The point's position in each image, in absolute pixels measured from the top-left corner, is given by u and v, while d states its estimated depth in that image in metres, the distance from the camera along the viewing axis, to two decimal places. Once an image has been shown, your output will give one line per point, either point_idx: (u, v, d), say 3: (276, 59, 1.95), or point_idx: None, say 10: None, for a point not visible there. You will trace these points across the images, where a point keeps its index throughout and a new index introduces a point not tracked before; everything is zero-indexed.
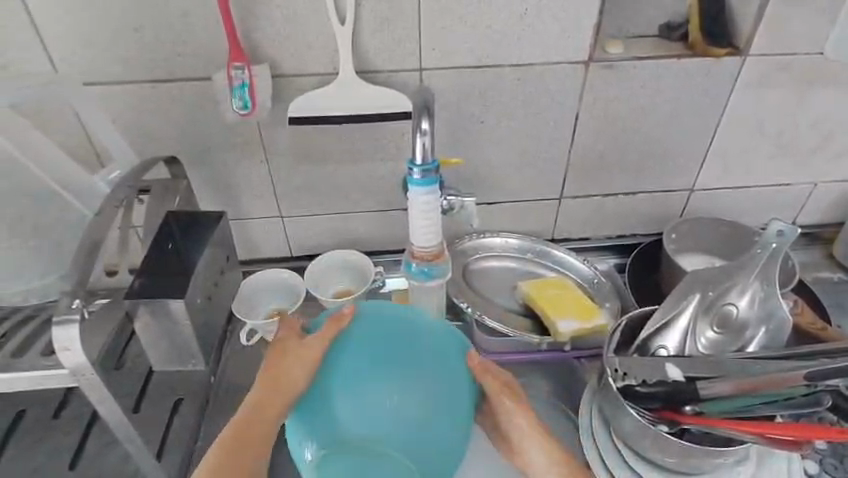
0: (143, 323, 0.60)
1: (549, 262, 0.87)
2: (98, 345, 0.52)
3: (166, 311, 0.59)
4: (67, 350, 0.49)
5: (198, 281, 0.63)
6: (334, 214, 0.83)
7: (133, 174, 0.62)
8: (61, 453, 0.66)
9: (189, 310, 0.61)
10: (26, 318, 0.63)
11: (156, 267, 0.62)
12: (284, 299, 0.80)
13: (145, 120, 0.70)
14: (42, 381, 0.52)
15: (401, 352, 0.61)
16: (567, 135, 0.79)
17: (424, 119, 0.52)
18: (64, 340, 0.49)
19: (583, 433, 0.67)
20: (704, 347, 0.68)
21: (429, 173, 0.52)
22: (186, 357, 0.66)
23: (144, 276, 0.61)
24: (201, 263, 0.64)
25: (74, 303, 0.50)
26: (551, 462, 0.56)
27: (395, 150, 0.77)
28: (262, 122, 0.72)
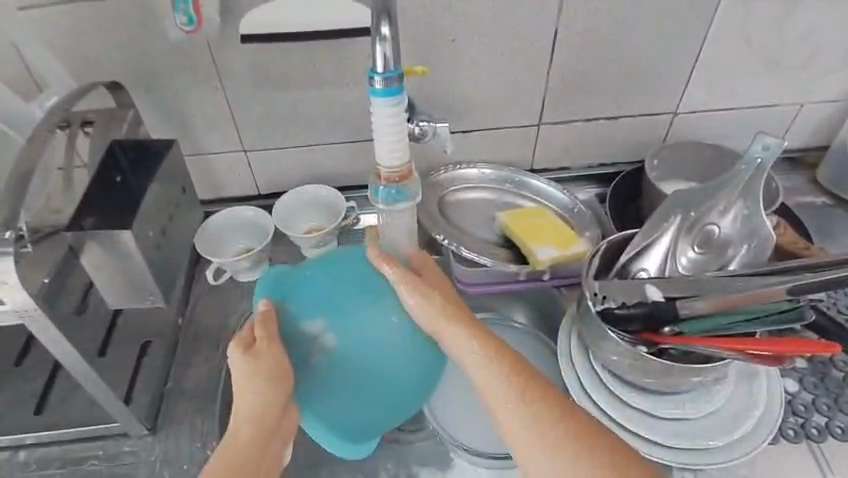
0: (93, 260, 0.56)
1: (528, 192, 0.84)
2: (40, 282, 0.47)
3: (118, 245, 0.55)
4: (3, 284, 0.45)
5: (147, 213, 0.59)
6: (300, 146, 0.78)
7: (69, 98, 0.56)
8: (24, 399, 0.63)
9: (139, 239, 0.57)
10: None
11: (103, 204, 0.57)
12: (252, 238, 0.77)
13: (81, 41, 0.63)
14: None
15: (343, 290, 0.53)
16: (545, 53, 0.75)
17: (385, 25, 0.47)
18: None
19: (570, 375, 0.64)
20: (684, 268, 0.66)
21: (392, 85, 0.46)
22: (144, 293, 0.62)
23: (91, 215, 0.56)
24: (150, 194, 0.60)
25: (7, 234, 0.45)
26: (499, 370, 0.49)
27: (362, 72, 0.71)
28: (213, 42, 0.65)
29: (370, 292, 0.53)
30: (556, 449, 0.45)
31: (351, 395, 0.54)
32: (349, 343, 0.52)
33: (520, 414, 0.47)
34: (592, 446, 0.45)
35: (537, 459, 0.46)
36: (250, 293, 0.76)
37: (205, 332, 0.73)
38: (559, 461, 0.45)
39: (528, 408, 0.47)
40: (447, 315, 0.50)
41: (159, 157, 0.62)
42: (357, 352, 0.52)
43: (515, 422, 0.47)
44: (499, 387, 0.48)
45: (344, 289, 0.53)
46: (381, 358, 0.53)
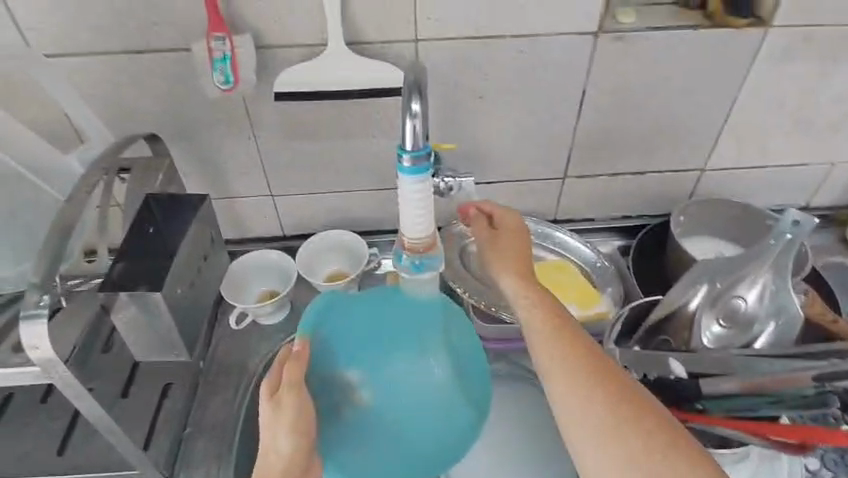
0: (124, 316, 0.57)
1: (551, 245, 0.84)
2: (73, 340, 0.49)
3: (147, 302, 0.56)
4: (35, 349, 0.45)
5: (178, 273, 0.60)
6: (326, 193, 0.79)
7: (108, 155, 0.58)
8: (48, 439, 0.64)
9: (169, 299, 0.58)
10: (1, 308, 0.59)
11: (138, 253, 0.60)
12: (276, 282, 0.79)
13: (122, 94, 0.65)
14: (7, 377, 0.46)
15: (382, 333, 0.51)
16: (572, 111, 0.75)
17: (414, 104, 0.48)
18: (33, 338, 0.45)
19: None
20: (708, 341, 0.65)
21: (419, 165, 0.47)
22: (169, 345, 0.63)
23: (126, 260, 0.59)
24: (182, 248, 0.61)
25: (44, 298, 0.46)
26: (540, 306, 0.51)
27: (390, 126, 0.72)
28: (247, 97, 0.67)
29: (409, 339, 0.51)
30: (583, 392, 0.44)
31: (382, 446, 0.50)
32: (382, 394, 0.50)
33: (552, 345, 0.48)
34: (610, 390, 0.44)
35: (560, 398, 0.45)
36: (270, 336, 0.77)
37: (225, 374, 0.74)
38: (577, 396, 0.44)
39: (552, 342, 0.48)
40: (519, 269, 0.56)
41: (190, 210, 0.64)
42: (391, 404, 0.49)
43: (544, 348, 0.48)
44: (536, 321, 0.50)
45: (383, 331, 0.51)
46: (416, 413, 0.50)
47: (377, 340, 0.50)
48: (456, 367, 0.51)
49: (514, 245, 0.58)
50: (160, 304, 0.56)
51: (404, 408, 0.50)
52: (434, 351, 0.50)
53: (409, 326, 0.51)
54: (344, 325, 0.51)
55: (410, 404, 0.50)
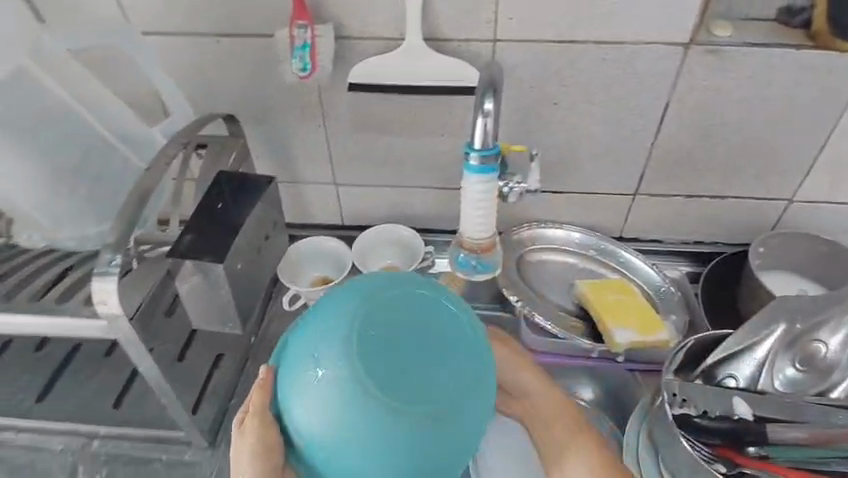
0: (189, 285, 0.59)
1: (614, 263, 0.80)
2: (140, 300, 0.51)
3: (209, 274, 0.58)
4: (104, 304, 0.48)
5: (238, 248, 0.61)
6: (389, 187, 0.80)
7: (188, 131, 0.61)
8: (107, 391, 0.68)
9: (229, 274, 0.60)
10: (61, 257, 0.57)
11: (204, 225, 0.61)
12: (331, 269, 0.80)
13: (207, 73, 0.68)
14: (76, 328, 0.50)
15: (304, 354, 0.46)
16: (651, 126, 0.71)
17: (486, 104, 0.46)
18: (101, 293, 0.48)
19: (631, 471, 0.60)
20: (781, 385, 0.60)
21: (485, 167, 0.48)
22: (225, 317, 0.66)
23: (193, 232, 0.60)
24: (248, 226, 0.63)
25: (114, 258, 0.49)
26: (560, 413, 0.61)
27: (460, 125, 0.72)
28: (323, 86, 0.69)
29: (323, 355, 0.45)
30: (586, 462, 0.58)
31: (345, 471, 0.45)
32: (315, 419, 0.45)
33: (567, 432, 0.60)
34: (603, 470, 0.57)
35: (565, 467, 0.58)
36: None
37: (273, 352, 0.76)
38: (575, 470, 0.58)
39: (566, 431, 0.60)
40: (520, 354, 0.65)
41: (258, 190, 0.66)
42: (328, 434, 0.44)
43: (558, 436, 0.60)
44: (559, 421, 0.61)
45: (306, 351, 0.46)
46: (359, 438, 0.44)
47: (299, 364, 0.46)
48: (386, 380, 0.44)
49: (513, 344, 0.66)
50: (223, 277, 0.59)
51: (344, 435, 0.44)
52: (352, 369, 0.44)
53: (328, 344, 0.45)
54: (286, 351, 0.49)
55: (351, 433, 0.44)
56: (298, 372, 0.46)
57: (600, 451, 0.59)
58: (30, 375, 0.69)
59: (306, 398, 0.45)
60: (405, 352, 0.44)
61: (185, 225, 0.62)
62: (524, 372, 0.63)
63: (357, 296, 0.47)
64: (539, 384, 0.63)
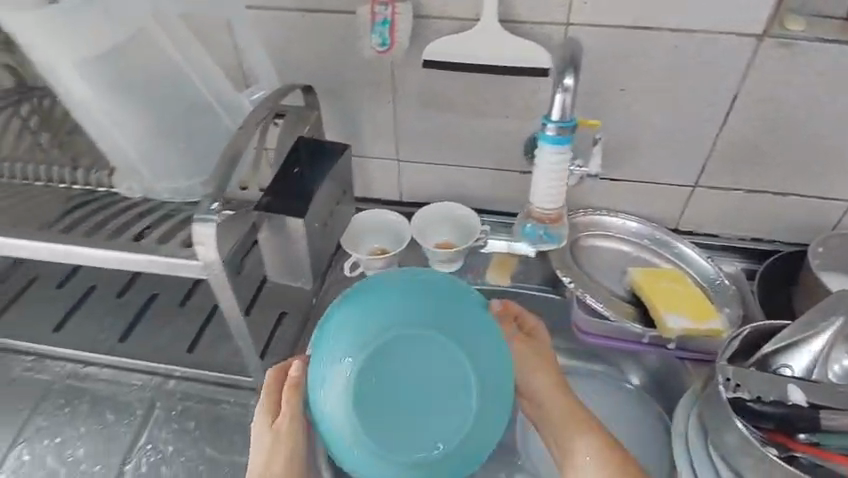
0: (264, 236, 0.65)
1: (668, 254, 0.80)
2: (229, 244, 0.55)
3: (286, 228, 0.64)
4: (201, 245, 0.52)
5: (316, 208, 0.66)
6: (449, 166, 0.83)
7: (271, 100, 0.64)
8: (183, 337, 0.73)
9: (306, 231, 0.65)
10: (157, 204, 0.63)
11: (283, 188, 0.65)
12: (389, 241, 0.83)
13: (289, 47, 0.72)
14: (176, 267, 0.54)
15: (324, 359, 0.57)
16: (717, 117, 0.72)
17: (564, 85, 0.49)
18: (200, 235, 0.52)
19: (680, 451, 0.62)
20: (835, 377, 0.62)
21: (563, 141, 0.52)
22: (296, 273, 0.71)
23: (272, 195, 0.64)
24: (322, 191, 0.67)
25: (213, 205, 0.52)
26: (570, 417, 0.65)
27: (525, 108, 0.74)
28: (396, 64, 0.72)
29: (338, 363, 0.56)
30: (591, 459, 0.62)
31: (366, 452, 0.56)
32: (330, 412, 0.56)
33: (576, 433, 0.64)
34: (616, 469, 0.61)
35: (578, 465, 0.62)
36: None
37: None
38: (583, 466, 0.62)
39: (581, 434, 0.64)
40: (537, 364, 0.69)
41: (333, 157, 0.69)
42: (342, 422, 0.56)
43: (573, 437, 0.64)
44: (566, 421, 0.66)
45: (324, 358, 0.57)
46: (371, 434, 0.56)
47: (320, 368, 0.57)
48: (396, 373, 0.57)
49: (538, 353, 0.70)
50: (295, 232, 0.64)
51: (364, 432, 0.56)
52: (363, 371, 0.56)
53: (345, 352, 0.56)
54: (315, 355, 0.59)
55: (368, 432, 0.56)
56: (319, 375, 0.57)
57: (609, 451, 0.62)
58: (114, 318, 0.76)
59: (324, 395, 0.57)
60: (411, 351, 0.58)
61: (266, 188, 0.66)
62: (535, 372, 0.69)
63: (372, 311, 0.58)
64: (550, 385, 0.68)
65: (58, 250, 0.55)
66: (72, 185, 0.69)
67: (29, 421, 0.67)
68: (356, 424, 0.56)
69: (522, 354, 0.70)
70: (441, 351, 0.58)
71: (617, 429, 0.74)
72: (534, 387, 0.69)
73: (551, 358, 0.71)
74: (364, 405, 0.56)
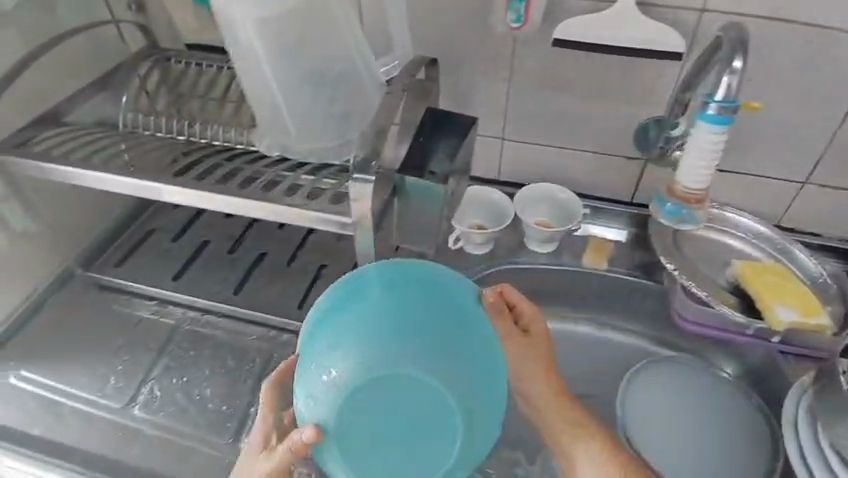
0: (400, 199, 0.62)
1: (772, 249, 0.80)
2: (379, 202, 0.56)
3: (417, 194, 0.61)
4: (356, 202, 0.54)
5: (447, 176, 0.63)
6: (553, 147, 0.83)
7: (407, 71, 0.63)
8: (292, 295, 0.78)
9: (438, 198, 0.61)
10: (297, 164, 0.66)
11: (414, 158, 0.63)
12: (487, 218, 0.85)
13: (416, 20, 0.74)
14: (327, 222, 0.57)
15: (326, 337, 0.45)
16: (841, 113, 0.71)
17: (727, 76, 0.54)
18: (358, 193, 0.54)
19: (791, 435, 0.62)
20: None
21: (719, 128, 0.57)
22: (418, 240, 0.67)
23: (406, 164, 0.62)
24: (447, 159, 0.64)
25: (373, 165, 0.53)
26: (574, 427, 0.60)
27: (642, 92, 0.75)
28: (519, 42, 0.73)
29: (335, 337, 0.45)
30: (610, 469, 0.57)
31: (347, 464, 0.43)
32: (314, 403, 0.43)
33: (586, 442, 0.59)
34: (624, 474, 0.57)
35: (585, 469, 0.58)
36: (475, 266, 0.84)
37: None
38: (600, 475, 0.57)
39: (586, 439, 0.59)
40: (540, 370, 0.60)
41: (459, 128, 0.67)
42: (326, 420, 0.42)
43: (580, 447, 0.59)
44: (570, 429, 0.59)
45: (324, 333, 0.46)
46: (353, 447, 0.42)
47: (319, 344, 0.46)
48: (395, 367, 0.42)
49: (542, 357, 0.61)
50: (437, 197, 0.61)
51: (342, 447, 0.43)
52: (361, 356, 0.42)
53: (351, 327, 0.45)
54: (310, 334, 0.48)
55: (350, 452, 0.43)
56: (314, 353, 0.45)
57: (612, 454, 0.58)
58: (226, 272, 0.81)
59: (309, 381, 0.44)
60: (426, 344, 0.44)
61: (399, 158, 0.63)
62: (534, 379, 0.60)
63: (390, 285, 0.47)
64: (550, 392, 0.60)
65: (218, 199, 0.59)
66: (212, 141, 0.74)
67: (157, 361, 0.72)
68: (343, 423, 0.42)
69: (514, 355, 0.59)
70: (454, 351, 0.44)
71: (727, 417, 0.74)
72: (531, 391, 0.61)
73: (550, 357, 0.62)
74: (355, 399, 0.42)
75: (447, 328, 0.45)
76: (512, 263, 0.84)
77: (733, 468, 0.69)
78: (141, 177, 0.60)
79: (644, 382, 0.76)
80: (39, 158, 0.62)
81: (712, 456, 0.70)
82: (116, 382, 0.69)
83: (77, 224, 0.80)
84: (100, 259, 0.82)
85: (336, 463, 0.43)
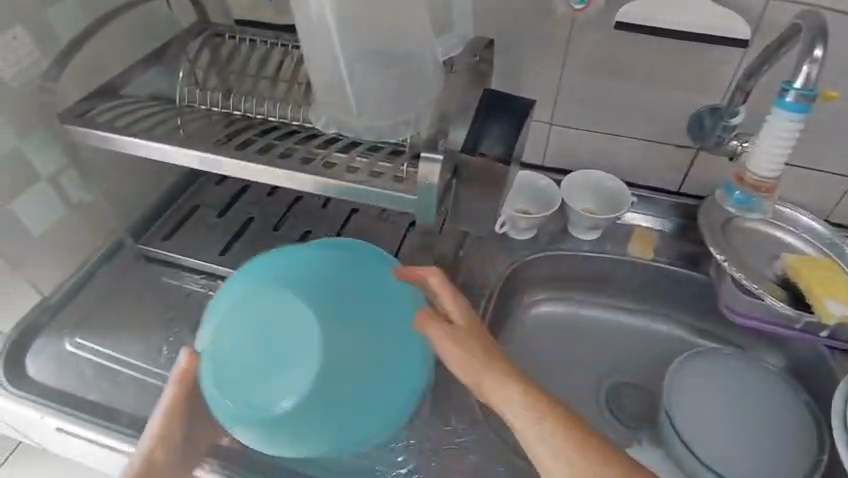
0: (467, 179, 0.62)
1: (819, 243, 0.79)
2: (444, 181, 0.56)
3: (486, 172, 0.61)
4: (424, 180, 0.54)
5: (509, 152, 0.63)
6: (602, 134, 0.82)
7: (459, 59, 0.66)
8: None
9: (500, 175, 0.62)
10: (354, 143, 0.66)
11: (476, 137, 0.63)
12: (532, 203, 0.85)
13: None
14: (391, 199, 0.57)
15: (260, 298, 0.56)
16: None
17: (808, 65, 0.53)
18: (427, 171, 0.54)
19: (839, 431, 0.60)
20: None
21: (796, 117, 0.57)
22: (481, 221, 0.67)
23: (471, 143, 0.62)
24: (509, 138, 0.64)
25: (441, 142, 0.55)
26: (525, 409, 0.48)
27: (699, 80, 0.73)
28: (576, 25, 0.72)
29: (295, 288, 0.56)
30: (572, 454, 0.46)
31: (222, 401, 0.52)
32: (209, 348, 0.54)
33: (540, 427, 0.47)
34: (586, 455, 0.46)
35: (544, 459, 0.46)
36: (517, 251, 0.84)
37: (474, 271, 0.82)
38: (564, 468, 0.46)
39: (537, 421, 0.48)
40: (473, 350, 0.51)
41: (519, 111, 0.67)
42: (222, 340, 0.54)
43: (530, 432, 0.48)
44: (522, 415, 0.48)
45: (267, 297, 0.56)
46: (228, 377, 0.53)
47: (247, 304, 0.55)
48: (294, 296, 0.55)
49: (471, 340, 0.52)
50: (498, 178, 0.61)
51: (225, 376, 0.53)
52: (255, 299, 0.55)
53: (267, 277, 0.58)
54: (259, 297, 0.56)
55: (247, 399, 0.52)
56: (237, 313, 0.55)
57: (564, 432, 0.47)
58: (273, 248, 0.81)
59: (220, 335, 0.54)
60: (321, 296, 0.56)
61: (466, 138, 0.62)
62: (465, 362, 0.51)
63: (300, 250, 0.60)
64: (494, 372, 0.50)
65: (281, 174, 0.59)
66: (267, 118, 0.75)
67: None
68: (215, 352, 0.54)
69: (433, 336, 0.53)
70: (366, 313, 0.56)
71: (778, 415, 0.72)
72: (470, 377, 0.51)
73: (486, 338, 0.53)
74: (229, 334, 0.54)
75: (331, 300, 0.56)
76: (556, 249, 0.84)
77: (787, 466, 0.68)
78: (207, 149, 0.61)
79: (690, 376, 0.75)
80: (103, 128, 0.63)
81: (764, 453, 0.69)
82: (169, 352, 0.71)
83: (127, 196, 0.81)
84: (148, 232, 0.82)
85: (230, 416, 0.52)
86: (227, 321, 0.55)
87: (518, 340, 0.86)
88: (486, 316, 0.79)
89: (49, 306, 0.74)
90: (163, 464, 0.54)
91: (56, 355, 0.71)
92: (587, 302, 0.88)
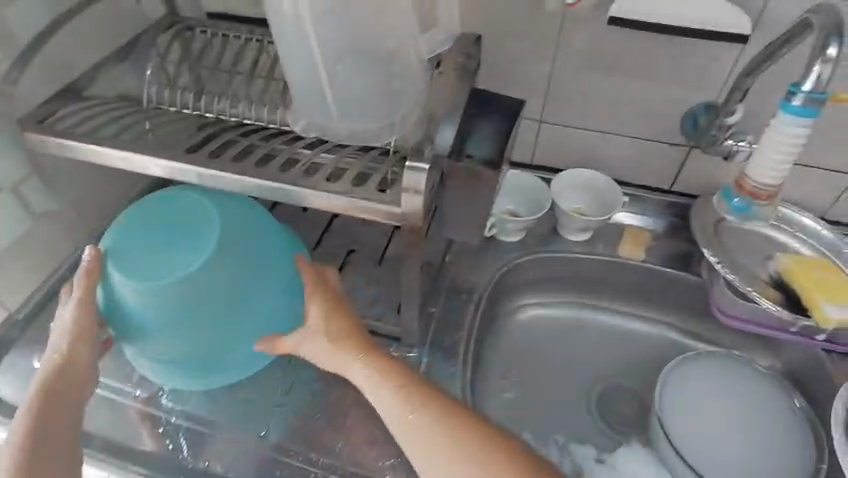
0: (454, 185, 0.59)
1: (813, 241, 0.78)
2: (430, 192, 0.54)
3: (475, 180, 0.58)
4: (409, 193, 0.52)
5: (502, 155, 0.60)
6: (594, 132, 0.79)
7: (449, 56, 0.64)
8: None
9: (492, 181, 0.59)
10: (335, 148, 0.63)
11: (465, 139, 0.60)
12: (520, 205, 0.82)
13: None
14: (374, 212, 0.54)
15: (174, 209, 0.61)
16: None
17: (820, 66, 0.52)
18: (412, 183, 0.51)
19: None
20: None
21: (802, 120, 0.56)
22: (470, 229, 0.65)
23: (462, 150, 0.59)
24: (500, 141, 0.61)
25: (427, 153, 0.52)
26: (387, 388, 0.54)
27: (695, 76, 0.71)
28: (568, 19, 0.69)
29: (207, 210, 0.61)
30: (444, 434, 0.51)
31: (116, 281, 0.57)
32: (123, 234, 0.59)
33: (410, 410, 0.52)
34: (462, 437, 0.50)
35: (415, 437, 0.51)
36: (506, 253, 0.82)
37: (461, 276, 0.79)
38: (437, 452, 0.50)
39: (406, 408, 0.52)
40: (343, 335, 0.57)
41: (509, 111, 0.64)
42: (131, 236, 0.59)
43: (397, 413, 0.52)
44: (389, 396, 0.53)
45: (180, 210, 0.61)
46: (130, 265, 0.57)
47: (165, 211, 0.61)
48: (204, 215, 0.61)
49: (342, 326, 0.57)
50: (481, 181, 0.58)
51: (124, 265, 0.57)
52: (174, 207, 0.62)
53: (188, 195, 0.63)
54: (174, 211, 0.61)
55: (140, 304, 0.56)
56: (155, 213, 0.61)
57: (437, 416, 0.52)
58: None
59: (136, 225, 0.60)
60: (228, 217, 0.61)
61: (455, 143, 0.59)
62: (334, 345, 0.56)
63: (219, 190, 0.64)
64: (363, 355, 0.56)
65: (254, 184, 0.56)
66: (242, 120, 0.70)
67: None
68: (128, 243, 0.59)
69: (316, 314, 0.58)
70: (266, 248, 0.62)
71: (770, 416, 0.72)
72: (341, 362, 0.56)
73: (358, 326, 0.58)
74: (144, 228, 0.60)
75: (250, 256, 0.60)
76: (546, 252, 0.82)
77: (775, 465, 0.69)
78: (176, 159, 0.57)
79: (681, 379, 0.74)
80: (63, 135, 0.58)
81: (754, 455, 0.69)
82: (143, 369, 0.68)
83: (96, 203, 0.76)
84: None
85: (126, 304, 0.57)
86: (146, 217, 0.61)
87: (508, 344, 0.83)
88: (475, 323, 0.76)
89: (16, 322, 0.71)
90: (72, 378, 0.54)
91: (24, 372, 0.67)
92: (576, 305, 0.86)
